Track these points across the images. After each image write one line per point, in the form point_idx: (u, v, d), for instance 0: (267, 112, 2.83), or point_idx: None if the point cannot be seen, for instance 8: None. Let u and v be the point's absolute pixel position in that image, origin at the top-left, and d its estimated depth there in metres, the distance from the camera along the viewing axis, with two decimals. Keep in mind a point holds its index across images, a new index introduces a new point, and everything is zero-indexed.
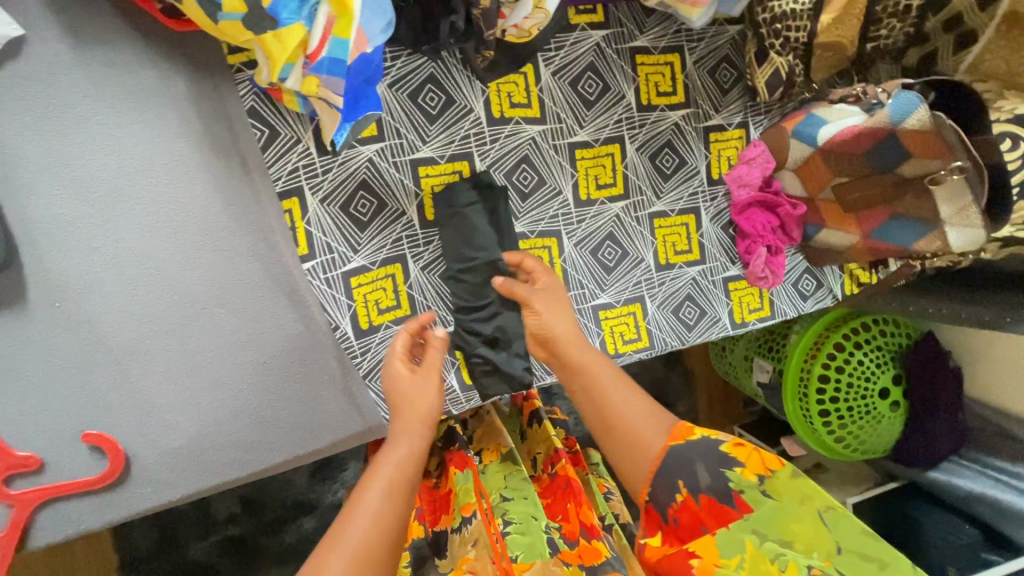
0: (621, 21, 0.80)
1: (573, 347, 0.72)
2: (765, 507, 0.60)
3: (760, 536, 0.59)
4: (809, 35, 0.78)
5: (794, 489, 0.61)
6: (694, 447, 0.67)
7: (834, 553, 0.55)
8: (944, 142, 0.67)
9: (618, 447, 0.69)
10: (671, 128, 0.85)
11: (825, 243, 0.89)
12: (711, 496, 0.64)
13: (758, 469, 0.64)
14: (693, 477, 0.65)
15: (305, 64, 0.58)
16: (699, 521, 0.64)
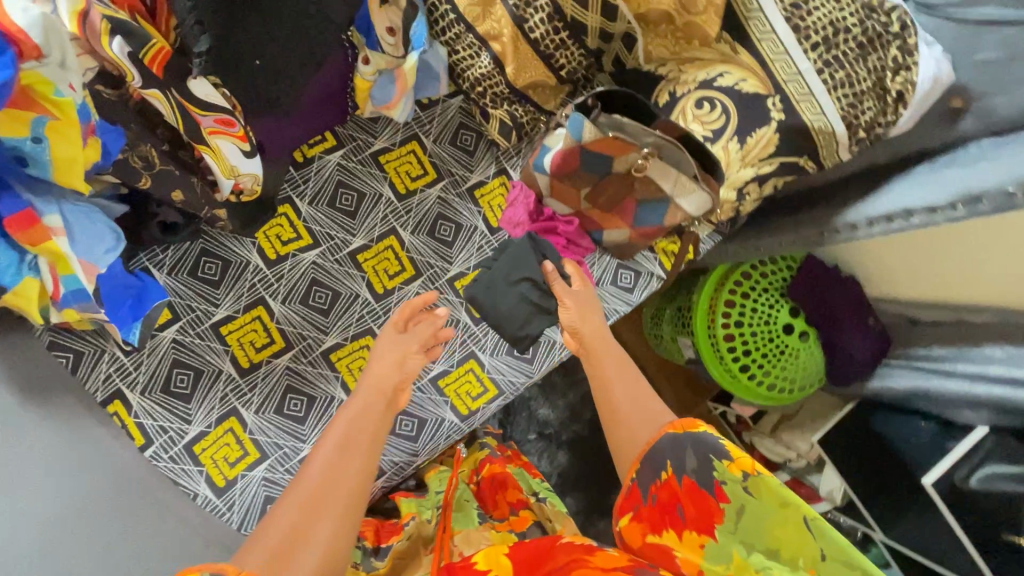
0: (353, 136, 0.91)
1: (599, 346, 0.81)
2: (745, 513, 0.54)
3: (748, 547, 0.53)
4: (507, 87, 0.88)
5: (774, 494, 0.51)
6: (686, 437, 0.62)
7: (817, 560, 0.48)
8: (626, 139, 0.77)
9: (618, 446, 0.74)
10: (436, 202, 0.94)
11: (613, 244, 0.95)
12: (694, 481, 0.59)
13: (746, 465, 0.54)
14: (681, 463, 0.61)
15: (55, 303, 0.69)
16: (677, 503, 0.61)
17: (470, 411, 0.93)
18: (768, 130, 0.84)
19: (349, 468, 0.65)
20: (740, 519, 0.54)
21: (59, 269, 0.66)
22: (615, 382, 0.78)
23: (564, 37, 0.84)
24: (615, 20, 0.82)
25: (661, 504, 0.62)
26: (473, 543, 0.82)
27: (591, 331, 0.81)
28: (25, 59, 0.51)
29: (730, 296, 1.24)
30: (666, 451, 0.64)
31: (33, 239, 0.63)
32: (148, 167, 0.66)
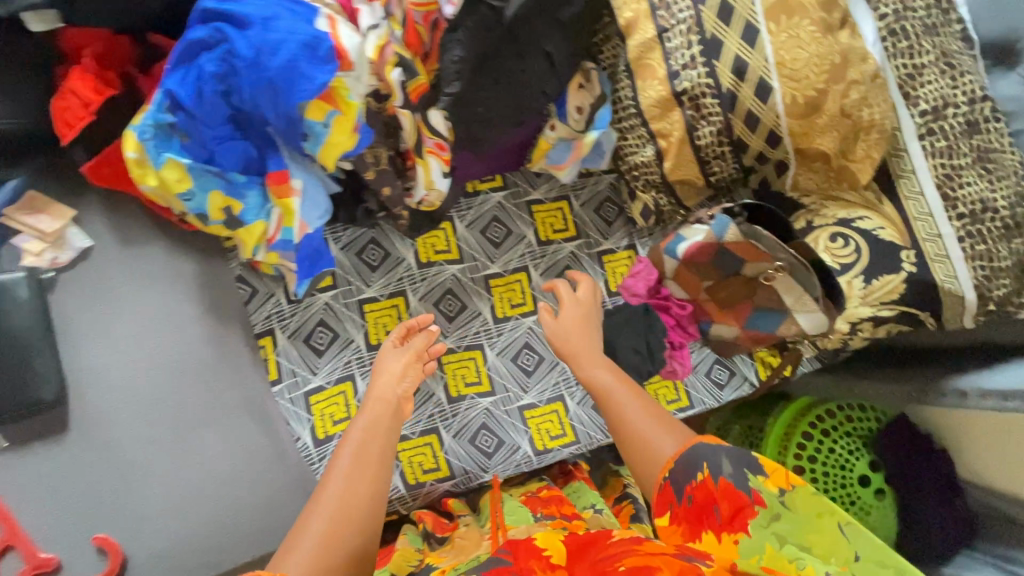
0: (517, 183, 1.06)
1: (588, 362, 0.85)
2: (784, 516, 0.58)
3: (782, 539, 0.57)
4: (659, 176, 1.00)
5: (812, 503, 0.59)
6: (706, 447, 0.66)
7: (852, 561, 0.55)
8: (762, 248, 0.86)
9: (635, 457, 0.73)
10: (568, 256, 1.06)
11: (718, 337, 1.01)
12: (730, 482, 0.62)
13: (782, 482, 0.61)
14: (715, 463, 0.64)
15: (267, 244, 0.84)
16: (711, 502, 0.62)
17: (546, 448, 0.99)
18: (896, 278, 0.90)
19: (364, 474, 0.72)
20: (776, 520, 0.58)
21: (283, 220, 0.82)
22: (615, 397, 0.79)
23: (725, 151, 0.95)
24: (776, 148, 0.90)
25: (694, 501, 0.63)
26: (527, 529, 0.81)
27: (580, 347, 0.87)
28: (343, 69, 0.71)
29: (809, 430, 1.25)
30: (699, 446, 0.67)
31: (279, 193, 0.80)
32: (376, 164, 0.82)
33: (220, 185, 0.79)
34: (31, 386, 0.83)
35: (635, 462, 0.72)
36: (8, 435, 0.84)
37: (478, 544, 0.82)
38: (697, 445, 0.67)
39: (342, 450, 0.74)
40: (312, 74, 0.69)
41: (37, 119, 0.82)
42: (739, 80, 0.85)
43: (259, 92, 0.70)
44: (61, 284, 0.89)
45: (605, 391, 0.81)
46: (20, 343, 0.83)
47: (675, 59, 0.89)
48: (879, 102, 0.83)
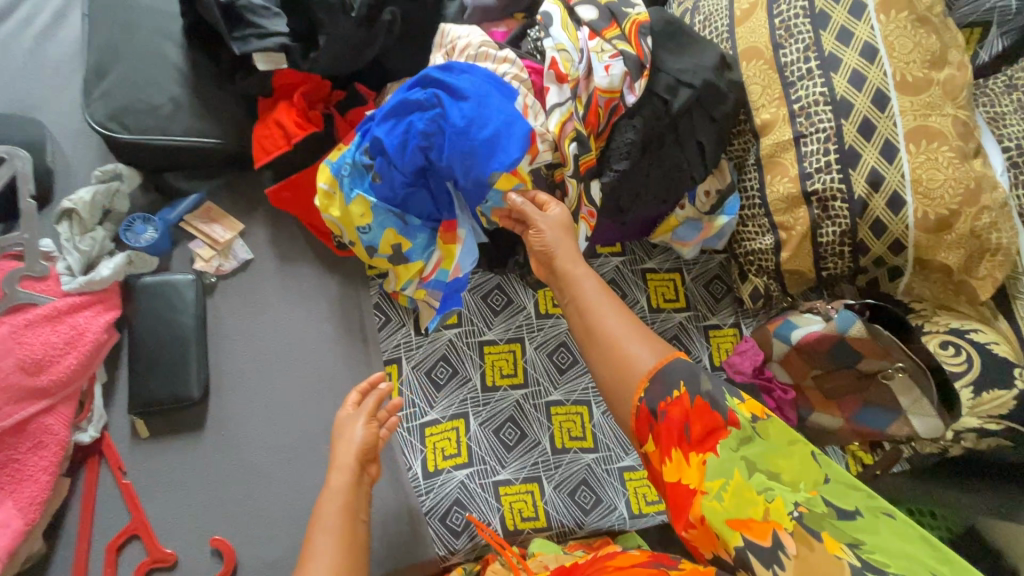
0: (634, 251, 1.13)
1: (571, 263, 0.75)
2: (754, 442, 0.61)
3: (750, 465, 0.59)
4: (775, 265, 1.05)
5: (784, 431, 0.62)
6: (686, 368, 0.64)
7: (820, 484, 0.58)
8: (884, 346, 0.91)
9: (608, 367, 0.66)
10: (677, 326, 1.10)
11: (817, 426, 1.02)
12: (706, 402, 0.62)
13: (755, 409, 0.63)
14: (695, 380, 0.63)
15: (419, 281, 0.91)
16: (686, 420, 0.62)
17: (640, 512, 1.00)
18: (1007, 394, 0.92)
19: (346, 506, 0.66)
20: (744, 444, 0.61)
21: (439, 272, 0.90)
22: (591, 299, 0.71)
23: (843, 250, 0.99)
24: (897, 254, 0.96)
25: (671, 419, 0.62)
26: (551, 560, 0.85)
27: (563, 248, 0.76)
28: (539, 137, 0.81)
29: None
30: (677, 363, 0.64)
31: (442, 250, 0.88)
32: None
33: (396, 224, 0.87)
34: (183, 382, 0.88)
35: (601, 371, 0.67)
36: (151, 425, 0.88)
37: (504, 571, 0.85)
38: (678, 363, 0.64)
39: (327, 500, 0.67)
40: (507, 149, 0.78)
41: (238, 142, 0.92)
42: (874, 189, 0.92)
43: (459, 156, 0.78)
44: (221, 290, 0.96)
45: (595, 324, 0.69)
46: (182, 340, 0.89)
47: (809, 162, 0.97)
48: (1006, 227, 0.89)
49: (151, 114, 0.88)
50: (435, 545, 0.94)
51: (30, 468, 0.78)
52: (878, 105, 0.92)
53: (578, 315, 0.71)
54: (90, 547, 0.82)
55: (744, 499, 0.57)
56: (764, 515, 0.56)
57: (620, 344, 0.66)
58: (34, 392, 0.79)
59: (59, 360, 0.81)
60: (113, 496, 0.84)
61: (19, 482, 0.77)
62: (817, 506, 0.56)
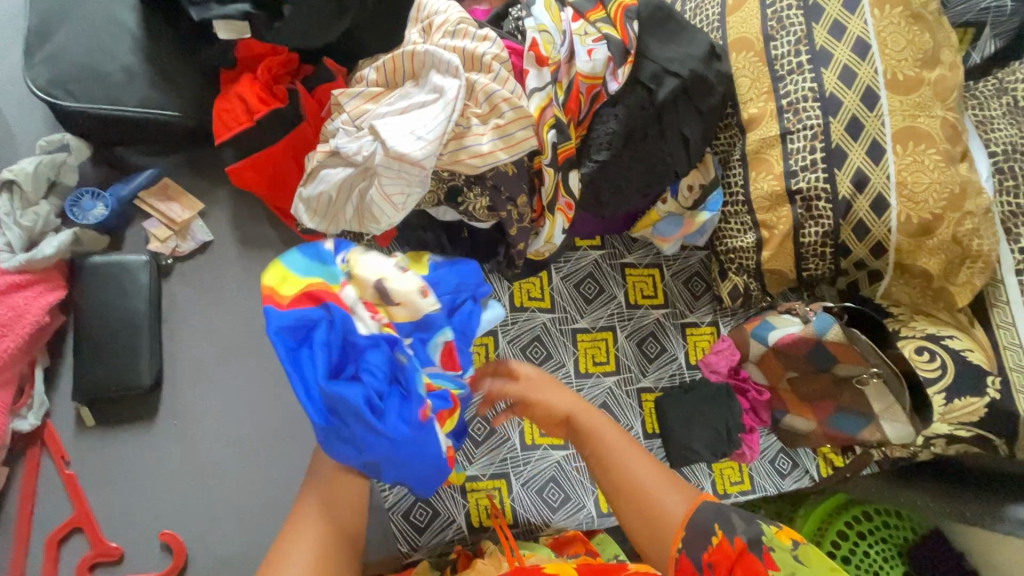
0: (614, 245, 1.10)
1: (593, 419, 0.78)
2: (796, 571, 0.70)
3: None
4: (755, 264, 1.03)
5: (822, 560, 0.70)
6: (716, 514, 0.74)
7: None
8: (861, 352, 0.90)
9: (637, 521, 0.74)
10: (654, 323, 1.08)
11: (790, 428, 1.02)
12: (745, 543, 0.72)
13: (792, 536, 0.73)
14: (729, 524, 0.72)
15: None
16: (730, 567, 0.70)
17: (609, 510, 0.98)
18: (979, 402, 0.91)
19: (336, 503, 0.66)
20: (793, 573, 0.70)
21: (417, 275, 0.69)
22: (624, 456, 0.76)
23: (825, 251, 0.97)
24: (878, 258, 0.94)
25: (718, 568, 0.70)
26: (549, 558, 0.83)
27: (564, 400, 0.79)
28: (519, 119, 0.77)
29: (844, 529, 1.36)
30: (706, 507, 0.74)
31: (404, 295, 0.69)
32: (518, 220, 0.86)
33: None
34: (133, 370, 0.83)
35: (634, 525, 0.74)
36: (98, 414, 0.83)
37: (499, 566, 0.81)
38: (706, 512, 0.74)
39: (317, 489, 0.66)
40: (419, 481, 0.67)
41: (197, 116, 0.86)
42: (858, 190, 0.90)
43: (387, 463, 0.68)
44: (177, 272, 0.90)
45: (625, 466, 0.75)
46: (133, 325, 0.84)
47: (794, 159, 0.94)
48: (989, 234, 0.88)
49: (101, 82, 0.81)
50: (399, 541, 0.92)
51: None
52: (867, 104, 0.89)
53: (603, 472, 0.76)
54: (30, 540, 0.78)
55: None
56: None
57: (653, 492, 0.74)
58: None
59: None
60: (55, 488, 0.80)
61: None
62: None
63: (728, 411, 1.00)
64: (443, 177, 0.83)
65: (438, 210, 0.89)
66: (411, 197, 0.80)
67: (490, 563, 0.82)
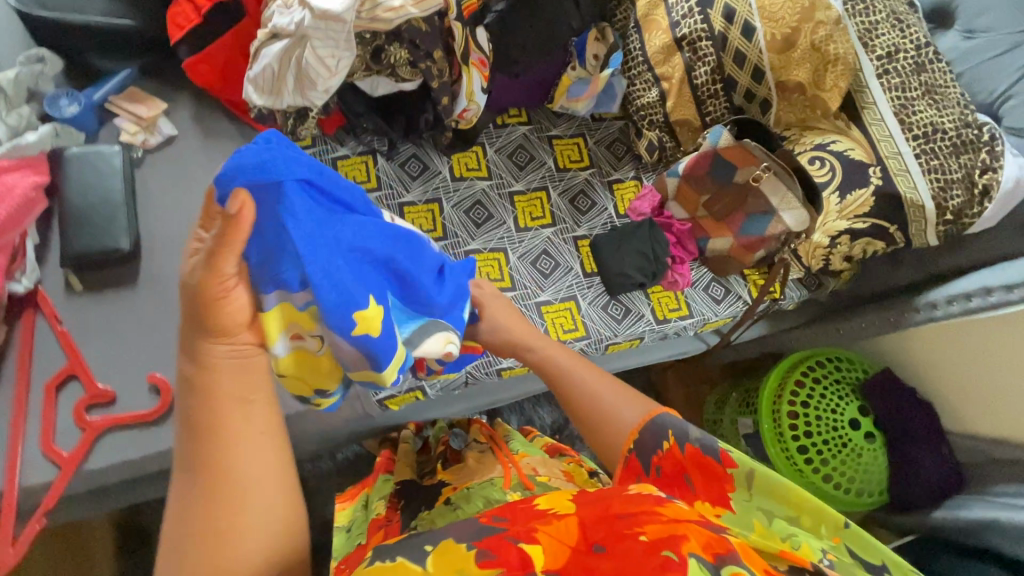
0: (540, 120, 1.23)
1: (534, 339, 0.86)
2: (758, 489, 0.64)
3: (767, 514, 0.63)
4: (662, 116, 1.17)
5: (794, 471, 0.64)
6: (665, 419, 0.72)
7: (841, 527, 0.62)
8: (752, 153, 1.01)
9: (598, 436, 0.77)
10: (583, 182, 1.20)
11: (714, 252, 1.14)
12: (697, 450, 0.68)
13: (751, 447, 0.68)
14: (683, 432, 0.69)
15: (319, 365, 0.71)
16: (682, 470, 0.68)
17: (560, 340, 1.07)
18: (865, 192, 1.04)
19: (268, 488, 0.56)
20: (752, 489, 0.65)
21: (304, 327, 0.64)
22: (579, 374, 0.81)
23: (718, 90, 1.12)
24: (761, 84, 1.08)
25: (666, 469, 0.70)
26: (542, 464, 0.93)
27: (517, 326, 0.87)
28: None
29: (802, 379, 1.45)
30: (665, 416, 0.73)
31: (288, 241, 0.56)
32: (439, 75, 0.99)
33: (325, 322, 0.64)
34: (113, 237, 0.93)
35: (597, 448, 0.77)
36: (85, 281, 0.94)
37: (491, 468, 0.93)
38: (667, 418, 0.72)
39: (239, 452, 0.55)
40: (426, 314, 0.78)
41: (153, 23, 1.01)
42: (729, 22, 1.05)
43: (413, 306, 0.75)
44: (148, 162, 1.03)
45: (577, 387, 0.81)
46: (110, 201, 0.95)
47: (676, 11, 1.10)
48: (843, 40, 1.03)
49: None
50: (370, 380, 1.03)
51: None
52: None
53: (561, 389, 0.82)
54: (31, 387, 0.87)
55: (780, 556, 0.58)
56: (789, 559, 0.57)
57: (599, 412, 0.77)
58: None
59: None
60: (51, 345, 0.89)
61: None
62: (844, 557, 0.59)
63: (654, 238, 1.12)
64: (366, 39, 0.96)
65: (370, 82, 1.02)
66: (341, 61, 0.94)
67: (487, 462, 0.94)
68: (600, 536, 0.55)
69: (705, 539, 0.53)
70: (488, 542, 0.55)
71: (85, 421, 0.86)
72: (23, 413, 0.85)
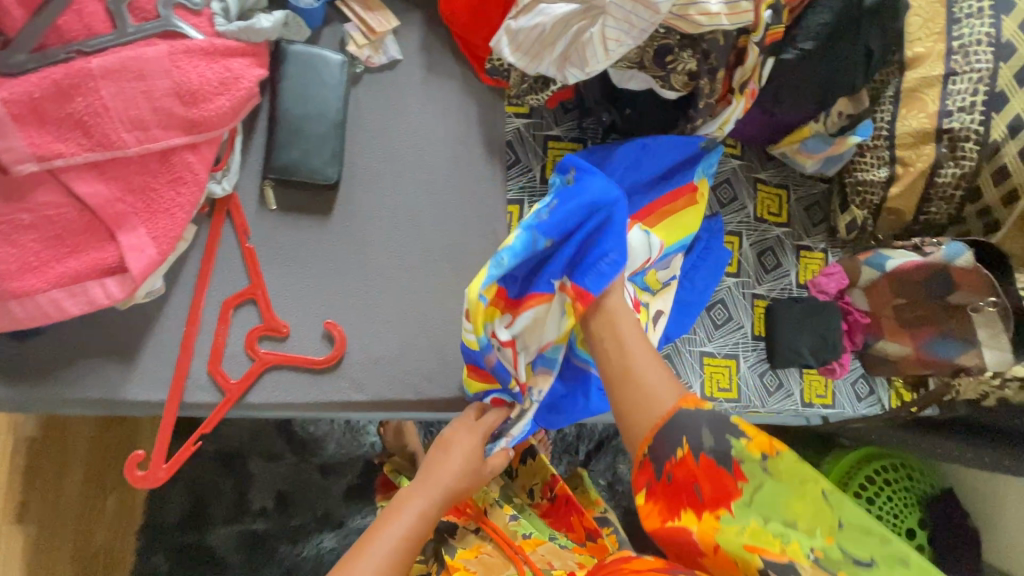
0: (752, 159, 1.15)
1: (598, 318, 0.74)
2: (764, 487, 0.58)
3: (770, 518, 0.57)
4: (881, 200, 1.09)
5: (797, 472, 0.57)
6: (702, 413, 0.64)
7: (835, 528, 0.55)
8: (984, 282, 0.97)
9: (629, 402, 0.68)
10: (775, 239, 1.14)
11: (881, 352, 1.11)
12: (712, 459, 0.61)
13: (765, 446, 0.60)
14: (698, 437, 0.62)
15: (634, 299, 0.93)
16: (691, 480, 0.62)
17: (711, 395, 1.05)
18: None
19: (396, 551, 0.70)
20: (758, 493, 0.58)
21: None
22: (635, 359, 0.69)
23: (954, 194, 1.05)
24: (1007, 206, 1.02)
25: (678, 479, 0.63)
26: (556, 553, 0.92)
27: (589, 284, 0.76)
28: None
29: (873, 475, 1.49)
30: (690, 415, 0.64)
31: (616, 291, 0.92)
32: (709, 95, 0.89)
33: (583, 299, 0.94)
34: (323, 163, 0.85)
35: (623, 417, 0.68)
36: (278, 198, 0.86)
37: (505, 567, 0.88)
38: (698, 412, 0.64)
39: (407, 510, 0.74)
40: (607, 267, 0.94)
41: None
42: (1011, 135, 0.98)
43: None
44: (364, 83, 0.92)
45: (617, 347, 0.71)
46: (327, 119, 0.86)
47: (953, 100, 1.00)
48: None
49: None
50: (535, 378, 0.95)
51: (167, 201, 0.74)
52: None
53: (617, 368, 0.70)
54: (206, 299, 0.81)
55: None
56: (773, 558, 0.54)
57: (636, 387, 0.68)
58: (183, 123, 0.74)
59: (212, 98, 0.76)
60: (234, 259, 0.83)
61: (155, 213, 0.74)
62: (835, 551, 0.53)
63: (832, 322, 1.09)
64: (657, 34, 0.85)
65: (622, 74, 0.91)
66: (621, 48, 0.82)
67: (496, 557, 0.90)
68: None
69: None
70: None
71: (256, 351, 0.81)
72: (197, 325, 0.79)
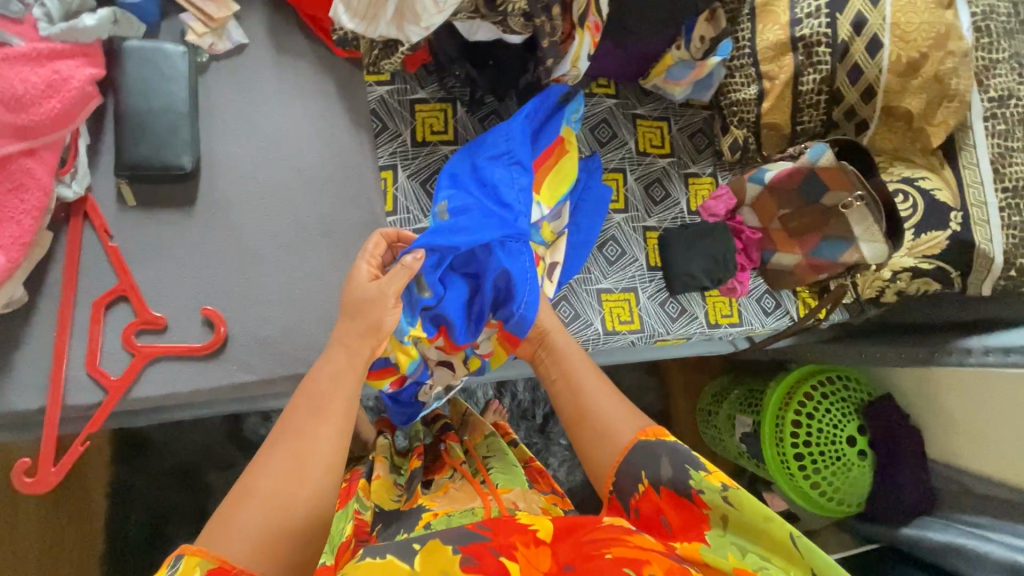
0: (627, 96, 1.17)
1: (559, 360, 0.81)
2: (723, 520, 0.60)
3: (742, 549, 0.59)
4: (755, 116, 1.09)
5: (759, 507, 0.58)
6: (660, 443, 0.68)
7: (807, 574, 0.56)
8: (849, 178, 0.99)
9: (589, 435, 0.74)
10: (660, 170, 1.16)
11: (777, 266, 1.13)
12: (672, 491, 0.65)
13: (725, 476, 0.62)
14: (655, 469, 0.67)
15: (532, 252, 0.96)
16: (658, 513, 0.66)
17: (614, 329, 1.08)
18: (942, 235, 1.05)
19: (290, 479, 0.58)
20: (725, 528, 0.61)
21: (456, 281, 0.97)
22: (589, 387, 0.76)
23: (821, 100, 1.07)
24: (868, 103, 1.05)
25: (644, 512, 0.67)
26: (524, 496, 0.81)
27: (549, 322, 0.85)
28: None
29: (810, 391, 1.48)
30: (644, 445, 0.69)
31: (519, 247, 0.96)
32: (551, 34, 0.88)
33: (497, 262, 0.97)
34: (174, 153, 0.85)
35: (588, 449, 0.73)
36: (138, 195, 0.87)
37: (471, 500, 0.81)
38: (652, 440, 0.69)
39: (298, 431, 0.62)
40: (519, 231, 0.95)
41: None
42: (856, 33, 1.01)
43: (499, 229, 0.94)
44: (214, 71, 0.93)
45: (578, 384, 0.78)
46: (173, 110, 0.86)
47: (801, 7, 1.02)
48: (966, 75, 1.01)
49: None
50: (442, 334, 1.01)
51: (10, 209, 0.75)
52: None
53: (573, 399, 0.76)
54: (76, 302, 0.82)
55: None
56: None
57: (592, 414, 0.74)
58: (13, 130, 0.75)
59: (41, 103, 0.76)
60: (99, 260, 0.83)
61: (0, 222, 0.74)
62: None
63: (725, 243, 1.10)
64: None
65: (469, 26, 0.92)
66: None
67: (465, 492, 0.83)
68: (572, 557, 0.51)
69: (667, 565, 0.51)
70: (474, 548, 0.50)
71: (134, 346, 0.82)
72: (68, 329, 0.80)
